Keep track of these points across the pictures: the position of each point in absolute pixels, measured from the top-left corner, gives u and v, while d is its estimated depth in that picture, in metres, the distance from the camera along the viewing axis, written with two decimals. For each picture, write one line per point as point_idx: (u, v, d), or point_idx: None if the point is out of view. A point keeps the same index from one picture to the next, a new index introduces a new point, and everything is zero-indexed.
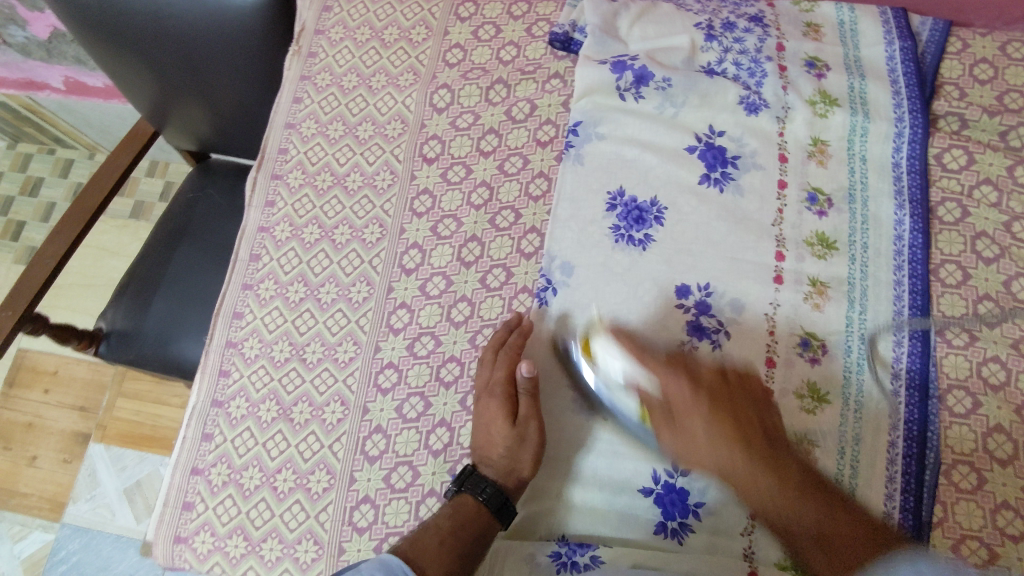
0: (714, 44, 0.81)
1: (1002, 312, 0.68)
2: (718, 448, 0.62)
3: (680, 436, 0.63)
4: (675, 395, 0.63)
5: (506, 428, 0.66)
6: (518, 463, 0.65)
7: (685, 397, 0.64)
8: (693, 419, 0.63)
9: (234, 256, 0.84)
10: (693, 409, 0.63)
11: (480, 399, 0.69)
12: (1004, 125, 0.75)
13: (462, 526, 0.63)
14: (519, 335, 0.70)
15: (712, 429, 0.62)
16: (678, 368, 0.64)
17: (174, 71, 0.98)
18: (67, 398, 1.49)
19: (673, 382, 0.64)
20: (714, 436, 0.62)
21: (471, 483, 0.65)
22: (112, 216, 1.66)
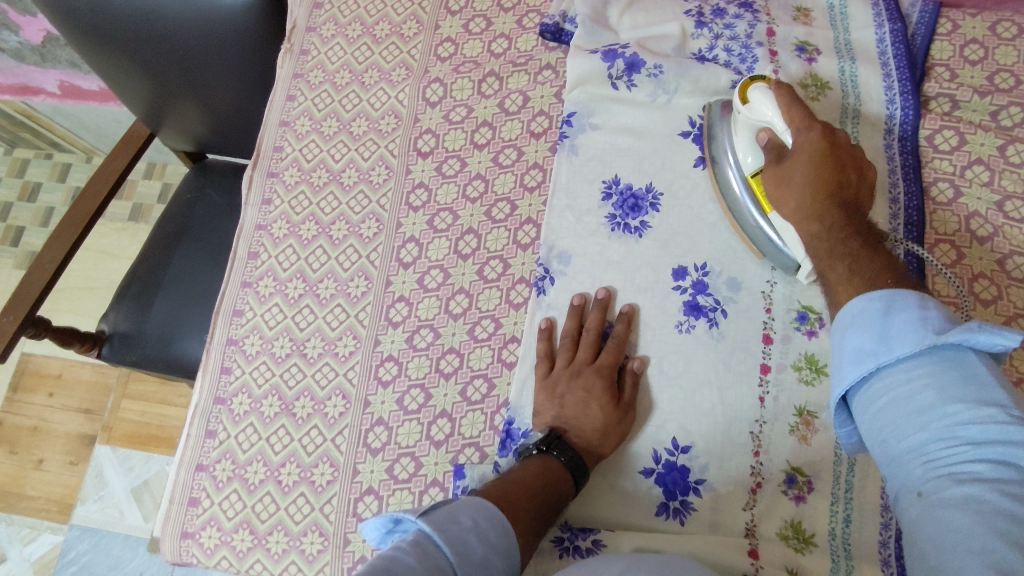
0: (704, 31, 0.81)
1: (997, 291, 0.68)
2: (808, 193, 0.61)
3: (781, 198, 0.64)
4: (800, 129, 0.64)
5: (608, 405, 0.66)
6: (607, 443, 0.65)
7: (808, 144, 0.63)
8: (802, 161, 0.62)
9: (233, 254, 0.85)
10: (808, 155, 0.62)
11: (572, 372, 0.68)
12: (995, 105, 0.75)
13: (550, 486, 0.61)
14: (625, 324, 0.70)
15: (819, 202, 0.61)
16: (813, 121, 0.64)
17: (168, 72, 0.98)
18: (73, 401, 1.50)
19: (800, 133, 0.63)
20: (813, 191, 0.61)
21: (562, 447, 0.63)
22: (111, 219, 1.66)
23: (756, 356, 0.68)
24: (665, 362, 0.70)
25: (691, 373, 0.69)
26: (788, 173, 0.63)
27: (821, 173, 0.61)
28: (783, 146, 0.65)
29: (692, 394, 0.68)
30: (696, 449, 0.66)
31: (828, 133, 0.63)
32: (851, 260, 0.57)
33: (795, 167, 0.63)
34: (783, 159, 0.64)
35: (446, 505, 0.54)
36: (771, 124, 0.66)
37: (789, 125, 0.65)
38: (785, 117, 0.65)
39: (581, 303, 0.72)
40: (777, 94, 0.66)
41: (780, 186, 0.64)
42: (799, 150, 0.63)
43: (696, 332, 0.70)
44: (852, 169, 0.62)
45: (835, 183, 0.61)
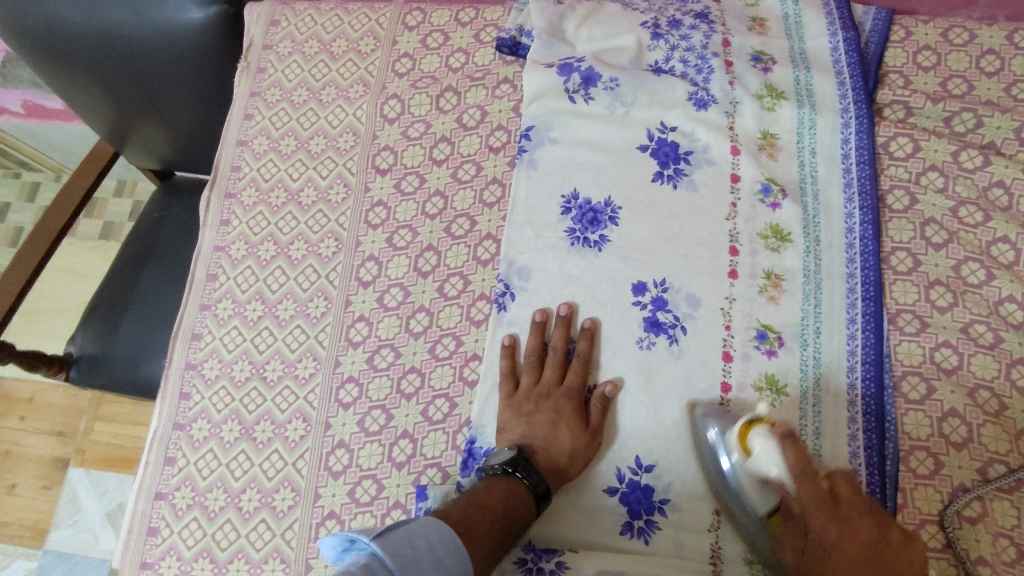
0: (660, 42, 0.81)
1: (953, 297, 0.68)
2: (827, 564, 0.52)
3: (791, 546, 0.56)
4: (800, 488, 0.55)
5: (577, 428, 0.66)
6: (575, 465, 0.65)
7: (813, 521, 0.54)
8: (813, 530, 0.54)
9: (191, 276, 0.83)
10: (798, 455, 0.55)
11: (541, 394, 0.68)
12: (948, 110, 0.75)
13: (514, 510, 0.60)
14: (591, 342, 0.70)
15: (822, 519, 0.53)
16: (823, 487, 0.55)
17: (127, 91, 0.96)
18: (44, 424, 1.47)
19: (812, 507, 0.54)
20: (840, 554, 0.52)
21: (527, 470, 0.62)
22: (81, 238, 1.64)
23: (717, 373, 0.68)
24: (626, 378, 0.69)
25: (652, 389, 0.69)
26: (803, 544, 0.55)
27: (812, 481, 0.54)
28: (789, 495, 0.57)
29: (654, 410, 0.68)
30: (660, 467, 0.66)
31: (838, 514, 0.53)
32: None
33: (812, 542, 0.54)
34: (800, 525, 0.56)
35: (403, 528, 0.53)
36: (781, 478, 0.57)
37: (787, 466, 0.56)
38: (792, 476, 0.56)
39: (543, 320, 0.71)
40: (782, 442, 0.56)
41: (792, 540, 0.56)
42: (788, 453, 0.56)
43: (657, 349, 0.70)
44: (860, 521, 0.52)
45: (850, 567, 0.51)
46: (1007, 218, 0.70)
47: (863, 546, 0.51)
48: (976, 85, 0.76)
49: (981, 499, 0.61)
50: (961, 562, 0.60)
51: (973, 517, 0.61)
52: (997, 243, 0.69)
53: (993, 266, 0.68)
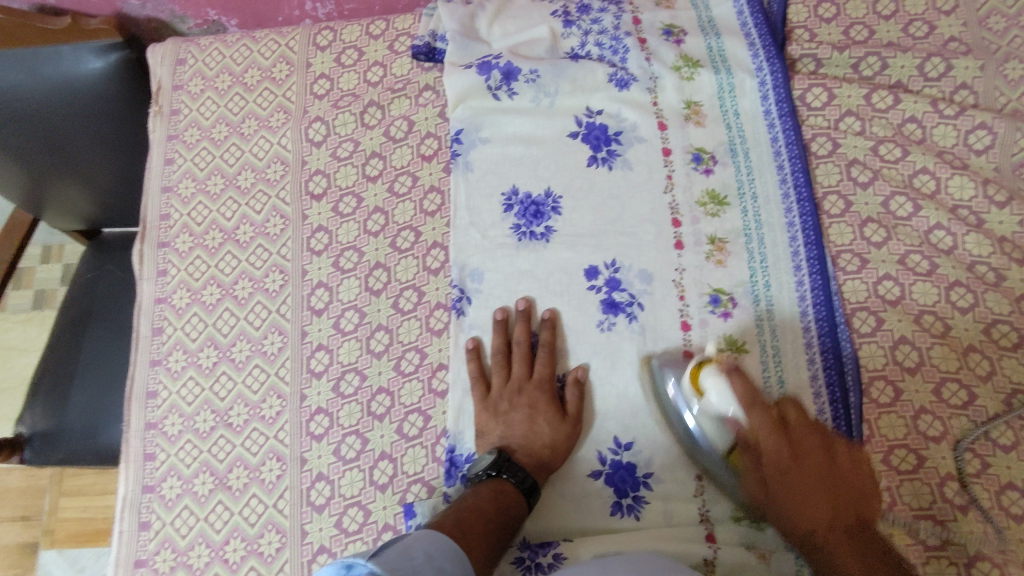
0: (573, 29, 0.82)
1: (886, 232, 0.72)
2: (810, 517, 0.56)
3: (764, 478, 0.59)
4: (744, 400, 0.59)
5: (556, 421, 0.66)
6: (558, 457, 0.66)
7: (763, 431, 0.58)
8: (762, 420, 0.58)
9: (136, 333, 0.80)
10: (767, 425, 0.58)
11: (514, 393, 0.68)
12: (855, 57, 0.78)
13: (504, 510, 0.60)
14: (553, 331, 0.70)
15: (789, 453, 0.58)
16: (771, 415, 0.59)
17: (37, 154, 0.92)
18: (5, 511, 1.40)
19: (758, 420, 0.58)
20: (778, 442, 0.58)
21: (512, 469, 0.63)
22: (12, 312, 1.56)
23: (678, 343, 0.70)
24: (593, 361, 0.70)
25: (618, 367, 0.70)
26: (760, 462, 0.59)
27: (770, 420, 0.58)
28: (756, 457, 0.60)
29: (625, 388, 0.69)
30: (638, 443, 0.67)
31: (790, 441, 0.58)
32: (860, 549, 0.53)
33: (763, 438, 0.58)
34: (755, 452, 0.60)
35: (395, 545, 0.51)
36: (731, 413, 0.60)
37: (749, 423, 0.59)
38: (748, 414, 0.59)
39: (505, 318, 0.72)
40: (733, 380, 0.59)
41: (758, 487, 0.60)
42: (756, 424, 0.59)
43: (618, 329, 0.71)
44: (808, 439, 0.58)
45: (826, 486, 0.56)
46: (923, 151, 0.73)
47: (794, 440, 0.58)
48: (876, 29, 0.79)
49: (941, 417, 0.64)
50: (933, 478, 0.63)
51: (938, 437, 0.64)
52: (918, 175, 0.73)
53: (918, 198, 0.72)
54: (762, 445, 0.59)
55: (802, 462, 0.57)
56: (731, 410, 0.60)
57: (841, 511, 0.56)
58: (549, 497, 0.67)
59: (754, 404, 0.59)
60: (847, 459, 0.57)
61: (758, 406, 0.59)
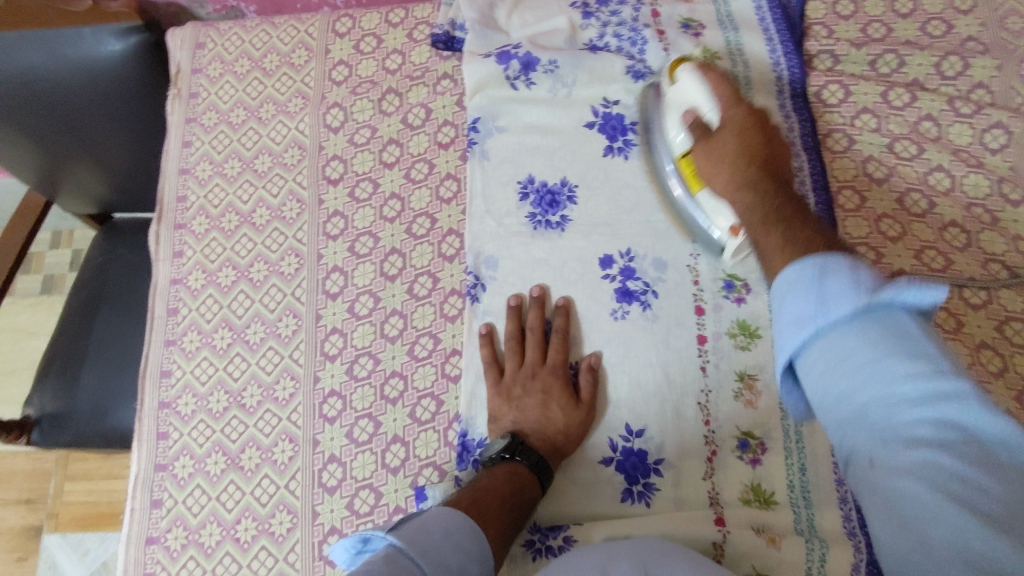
0: (592, 20, 0.82)
1: (900, 228, 0.72)
2: (741, 199, 0.57)
3: (712, 173, 0.61)
4: (725, 105, 0.63)
5: (569, 405, 0.67)
6: (571, 442, 0.66)
7: (731, 119, 0.62)
8: (730, 128, 0.61)
9: (151, 313, 0.81)
10: (733, 129, 0.61)
11: (527, 380, 0.69)
12: (872, 54, 0.79)
13: (518, 491, 0.61)
14: (566, 318, 0.70)
15: (751, 176, 0.57)
16: (738, 105, 0.62)
17: (54, 135, 0.92)
18: (10, 493, 1.41)
19: (729, 112, 0.62)
20: (742, 163, 0.58)
21: (526, 452, 0.63)
22: (22, 296, 1.57)
23: (692, 329, 0.70)
24: (606, 347, 0.70)
25: (632, 354, 0.70)
26: (718, 136, 0.61)
27: (745, 144, 0.59)
28: (704, 124, 0.63)
29: (637, 375, 0.69)
30: (650, 431, 0.67)
31: (743, 132, 0.60)
32: (778, 224, 0.51)
33: (725, 138, 0.60)
34: (711, 134, 0.62)
35: (413, 521, 0.51)
36: (697, 104, 0.65)
37: (718, 115, 0.63)
38: (723, 111, 0.63)
39: (518, 305, 0.72)
40: (704, 71, 0.66)
41: (706, 160, 0.61)
42: (725, 126, 0.61)
43: (631, 318, 0.71)
44: (780, 155, 0.60)
45: (767, 165, 0.58)
46: (939, 148, 0.73)
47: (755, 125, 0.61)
48: (894, 27, 0.79)
49: None
50: None
51: None
52: (933, 172, 0.73)
53: (933, 195, 0.72)
54: (727, 125, 0.61)
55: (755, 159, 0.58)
56: (699, 99, 0.65)
57: (766, 197, 0.55)
58: (560, 481, 0.67)
59: (723, 85, 0.64)
60: (785, 160, 0.60)
61: (733, 103, 0.63)
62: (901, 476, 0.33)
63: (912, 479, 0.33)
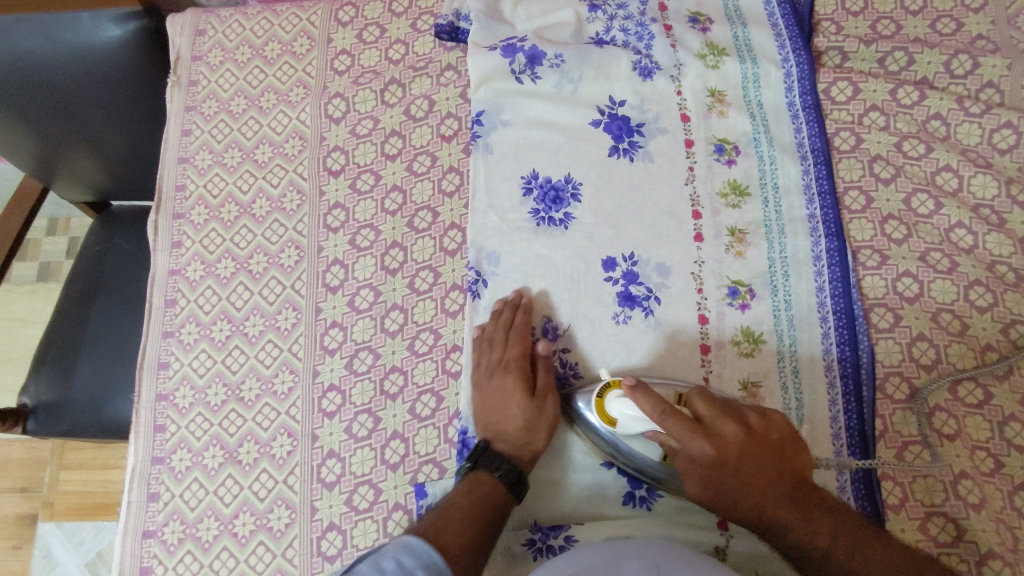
0: (599, 14, 0.82)
1: (907, 229, 0.71)
2: (749, 481, 0.58)
3: (703, 483, 0.59)
4: (676, 425, 0.58)
5: (527, 402, 0.65)
6: (539, 437, 0.65)
7: (704, 456, 0.58)
8: (708, 444, 0.58)
9: (149, 305, 0.80)
10: (712, 446, 0.58)
11: (490, 378, 0.67)
12: (882, 51, 0.78)
13: (483, 501, 0.61)
14: (522, 311, 0.68)
15: (775, 492, 0.58)
16: (695, 430, 0.58)
17: (51, 122, 0.91)
18: (5, 481, 1.40)
19: (672, 424, 0.58)
20: (758, 478, 0.58)
21: (489, 459, 0.63)
22: (17, 283, 1.56)
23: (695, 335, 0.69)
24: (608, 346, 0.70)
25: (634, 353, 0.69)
26: (687, 449, 0.59)
27: (719, 445, 0.58)
28: (663, 439, 0.60)
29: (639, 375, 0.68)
30: None
31: (714, 440, 0.58)
32: (818, 508, 0.57)
33: (715, 467, 0.58)
34: (677, 450, 0.59)
35: (369, 557, 0.53)
36: (643, 426, 0.60)
37: (665, 430, 0.59)
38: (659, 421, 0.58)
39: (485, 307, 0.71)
40: (633, 391, 0.59)
41: (701, 484, 0.59)
42: (696, 446, 0.58)
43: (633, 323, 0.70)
44: (725, 427, 0.59)
45: (779, 473, 0.58)
46: (947, 148, 0.73)
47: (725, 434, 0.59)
48: (903, 24, 0.79)
49: (955, 416, 0.64)
50: (946, 476, 0.62)
51: (953, 435, 0.63)
52: (941, 172, 0.72)
53: (940, 195, 0.71)
54: (707, 472, 0.59)
55: (756, 456, 0.59)
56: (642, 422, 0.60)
57: (787, 491, 0.57)
58: (563, 482, 0.67)
59: (654, 399, 0.59)
60: (773, 421, 0.60)
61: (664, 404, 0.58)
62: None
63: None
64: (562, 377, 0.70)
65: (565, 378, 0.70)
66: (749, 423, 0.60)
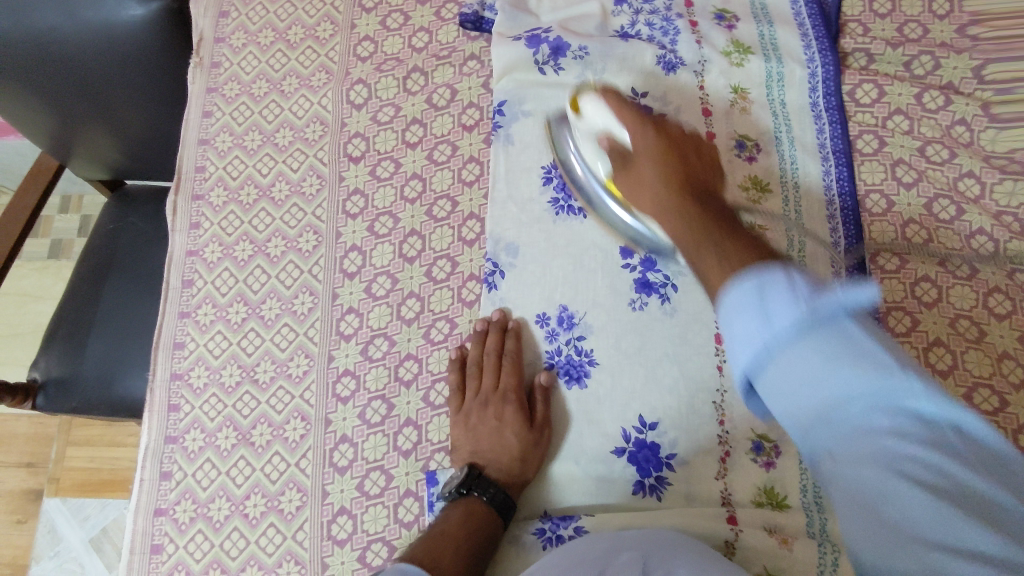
0: (624, 8, 0.82)
1: (927, 234, 0.71)
2: (663, 187, 0.58)
3: (637, 203, 0.61)
4: (635, 129, 0.61)
5: (523, 429, 0.66)
6: (529, 468, 0.66)
7: (645, 148, 0.60)
8: (647, 158, 0.60)
9: (165, 284, 0.80)
10: (649, 160, 0.60)
11: (483, 406, 0.68)
12: (908, 55, 0.77)
13: (475, 529, 0.61)
14: (518, 340, 0.69)
15: (671, 201, 0.56)
16: (645, 120, 0.61)
17: (71, 98, 0.90)
18: (12, 456, 1.41)
19: (638, 136, 0.61)
20: (667, 188, 0.57)
21: (482, 486, 0.63)
22: (29, 259, 1.56)
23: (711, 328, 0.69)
24: (623, 340, 0.70)
25: (649, 347, 0.69)
26: (635, 167, 0.61)
27: (663, 173, 0.59)
28: (619, 147, 0.62)
29: (653, 370, 0.68)
30: (664, 425, 0.67)
31: (659, 138, 0.61)
32: (710, 247, 0.50)
33: (643, 170, 0.60)
34: (626, 163, 0.61)
35: None
36: (607, 126, 0.63)
37: (620, 124, 0.62)
38: (618, 118, 0.62)
39: (479, 329, 0.71)
40: (608, 97, 0.63)
41: (635, 195, 0.60)
42: (641, 156, 0.60)
43: (649, 309, 0.70)
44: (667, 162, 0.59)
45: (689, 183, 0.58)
46: (970, 154, 0.72)
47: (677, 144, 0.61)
48: (930, 28, 0.78)
49: None
50: None
51: None
52: (964, 178, 0.72)
53: (962, 202, 0.71)
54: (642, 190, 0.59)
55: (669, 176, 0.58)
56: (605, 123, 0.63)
57: (690, 214, 0.54)
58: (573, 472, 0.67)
59: (627, 108, 0.62)
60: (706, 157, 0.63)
61: (647, 125, 0.61)
62: (863, 467, 0.35)
63: (876, 468, 0.35)
64: (576, 364, 0.70)
65: (580, 365, 0.70)
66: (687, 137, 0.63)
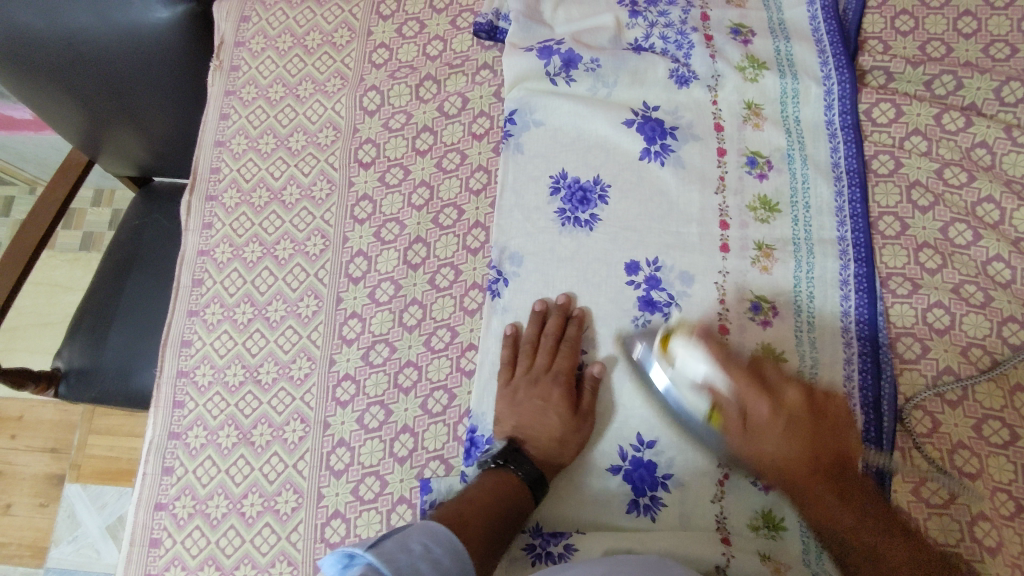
0: (639, 20, 0.81)
1: (942, 259, 0.69)
2: (798, 449, 0.57)
3: (762, 446, 0.58)
4: (747, 392, 0.59)
5: (567, 415, 0.65)
6: (567, 453, 0.65)
7: (749, 396, 0.59)
8: (778, 436, 0.58)
9: (177, 283, 0.82)
10: (772, 424, 0.58)
11: (534, 386, 0.67)
12: (929, 74, 0.75)
13: (507, 501, 0.60)
14: (579, 327, 0.69)
15: (812, 485, 0.57)
16: (762, 392, 0.59)
17: (98, 97, 0.93)
18: (36, 441, 1.45)
19: (751, 398, 0.59)
20: (801, 448, 0.57)
21: (519, 461, 0.63)
22: (61, 251, 1.61)
23: None
24: (623, 357, 0.69)
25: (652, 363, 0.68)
26: (756, 437, 0.59)
27: (796, 429, 0.57)
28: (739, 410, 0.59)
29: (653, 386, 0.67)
30: (662, 443, 0.66)
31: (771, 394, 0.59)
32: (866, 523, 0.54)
33: (768, 439, 0.58)
34: (744, 426, 0.59)
35: (396, 534, 0.52)
36: (709, 377, 0.60)
37: (726, 375, 0.59)
38: (723, 374, 0.59)
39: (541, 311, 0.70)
40: (704, 346, 0.61)
41: (750, 440, 0.59)
42: (759, 421, 0.59)
43: (653, 326, 0.69)
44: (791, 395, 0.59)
45: (825, 451, 0.57)
46: (990, 177, 0.70)
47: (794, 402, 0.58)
48: (954, 47, 0.76)
49: (978, 455, 0.62)
50: (963, 516, 0.60)
51: (972, 475, 0.61)
52: (982, 204, 0.69)
53: (979, 227, 0.68)
54: (750, 434, 0.59)
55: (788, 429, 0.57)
56: (708, 371, 0.60)
57: (833, 491, 0.56)
58: (564, 492, 0.66)
59: (727, 358, 0.60)
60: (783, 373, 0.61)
61: (749, 375, 0.59)
62: None
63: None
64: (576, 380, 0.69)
65: None
66: (825, 403, 0.59)
